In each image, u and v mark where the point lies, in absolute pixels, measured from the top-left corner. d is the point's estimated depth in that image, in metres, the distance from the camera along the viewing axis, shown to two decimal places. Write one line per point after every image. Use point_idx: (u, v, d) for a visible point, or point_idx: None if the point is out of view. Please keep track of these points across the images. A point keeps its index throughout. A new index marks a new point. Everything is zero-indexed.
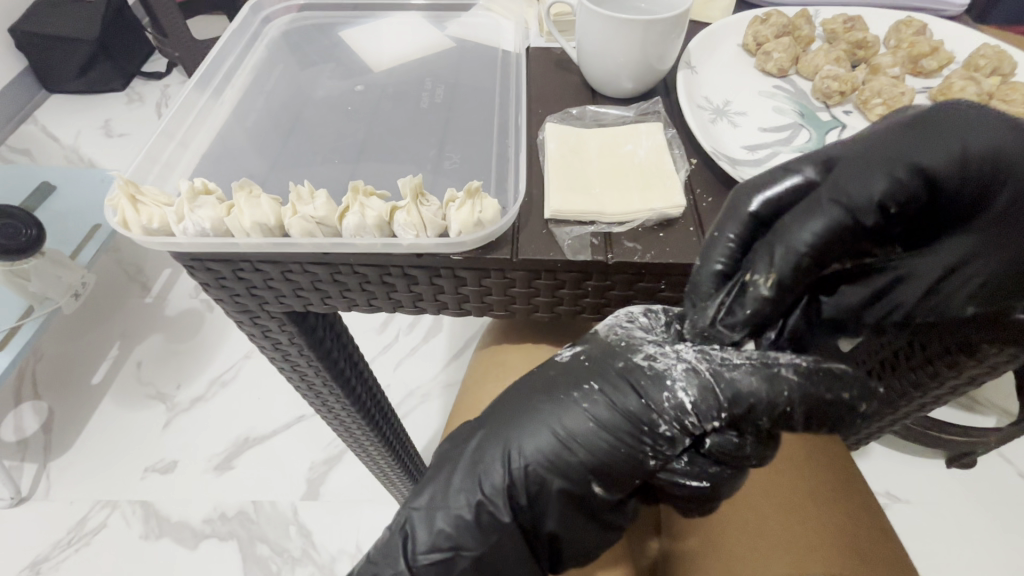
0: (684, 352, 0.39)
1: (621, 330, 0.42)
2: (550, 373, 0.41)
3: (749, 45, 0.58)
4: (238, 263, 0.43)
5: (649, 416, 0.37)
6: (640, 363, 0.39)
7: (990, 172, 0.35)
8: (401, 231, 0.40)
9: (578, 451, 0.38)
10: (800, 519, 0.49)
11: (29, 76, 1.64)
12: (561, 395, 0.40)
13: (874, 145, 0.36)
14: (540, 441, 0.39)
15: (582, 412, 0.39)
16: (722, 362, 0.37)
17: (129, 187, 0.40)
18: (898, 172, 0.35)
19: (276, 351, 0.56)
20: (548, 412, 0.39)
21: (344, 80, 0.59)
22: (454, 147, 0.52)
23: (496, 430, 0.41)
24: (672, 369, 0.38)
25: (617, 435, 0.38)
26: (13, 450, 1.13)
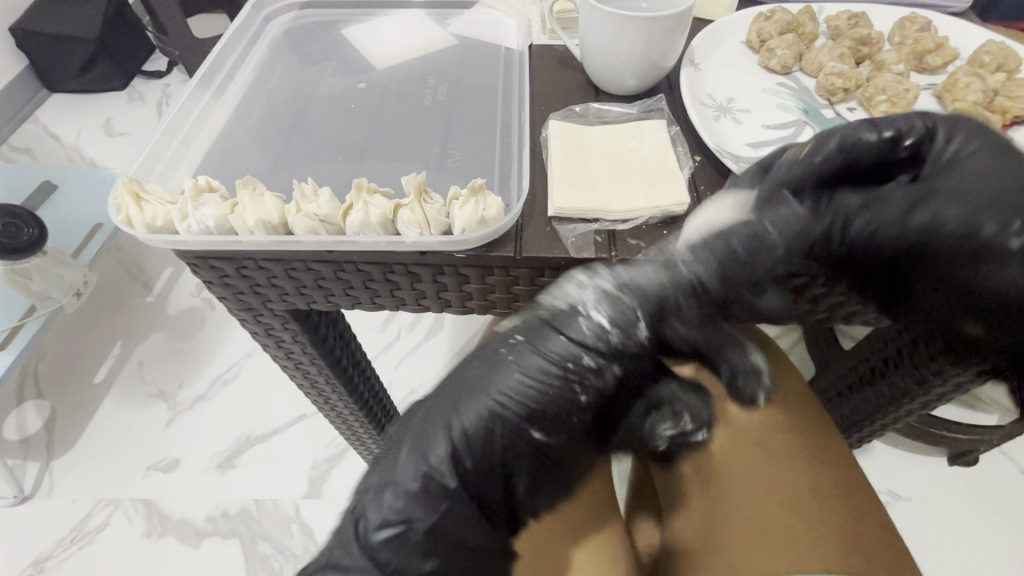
0: (588, 286, 0.41)
1: (542, 280, 0.43)
2: (481, 349, 0.44)
3: (753, 41, 0.58)
4: (242, 261, 0.43)
5: (572, 338, 0.40)
6: (557, 311, 0.41)
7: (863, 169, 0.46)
8: (404, 229, 0.40)
9: (526, 394, 0.40)
10: (798, 512, 0.50)
11: (29, 75, 1.64)
12: (491, 361, 0.42)
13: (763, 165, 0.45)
14: (488, 398, 0.41)
15: (518, 368, 0.41)
16: (618, 281, 0.41)
17: (132, 185, 0.40)
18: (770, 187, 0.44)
19: (278, 349, 0.56)
20: (480, 379, 0.42)
21: (346, 78, 0.59)
22: (456, 145, 0.51)
23: (447, 414, 0.42)
24: (581, 306, 0.40)
25: (552, 381, 0.40)
26: (16, 449, 1.14)
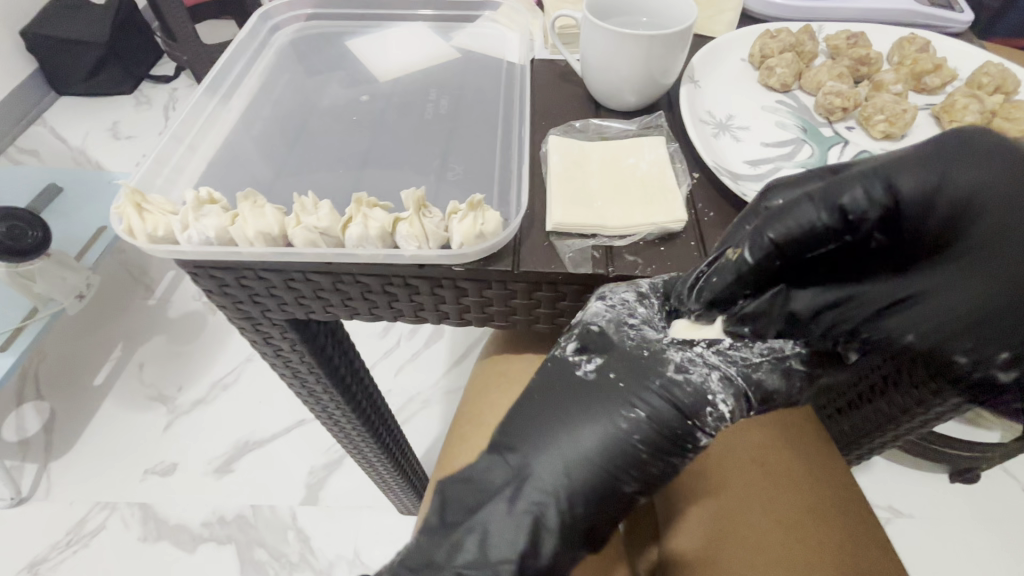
0: (709, 358, 0.40)
1: (633, 331, 0.41)
2: (568, 387, 0.40)
3: (754, 57, 0.58)
4: (242, 270, 0.43)
5: (698, 410, 0.38)
6: (674, 377, 0.39)
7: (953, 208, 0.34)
8: (403, 242, 0.40)
9: (635, 440, 0.37)
10: (800, 537, 0.49)
11: (39, 78, 1.66)
12: (585, 414, 0.39)
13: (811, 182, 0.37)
14: (581, 443, 0.38)
15: (619, 413, 0.38)
16: (748, 366, 0.40)
17: (135, 195, 0.40)
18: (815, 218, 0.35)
19: (277, 358, 0.56)
20: (575, 432, 0.38)
21: (350, 90, 0.59)
22: (457, 158, 0.52)
23: (545, 465, 0.38)
24: (708, 381, 0.39)
25: (664, 443, 0.38)
26: (14, 450, 1.14)
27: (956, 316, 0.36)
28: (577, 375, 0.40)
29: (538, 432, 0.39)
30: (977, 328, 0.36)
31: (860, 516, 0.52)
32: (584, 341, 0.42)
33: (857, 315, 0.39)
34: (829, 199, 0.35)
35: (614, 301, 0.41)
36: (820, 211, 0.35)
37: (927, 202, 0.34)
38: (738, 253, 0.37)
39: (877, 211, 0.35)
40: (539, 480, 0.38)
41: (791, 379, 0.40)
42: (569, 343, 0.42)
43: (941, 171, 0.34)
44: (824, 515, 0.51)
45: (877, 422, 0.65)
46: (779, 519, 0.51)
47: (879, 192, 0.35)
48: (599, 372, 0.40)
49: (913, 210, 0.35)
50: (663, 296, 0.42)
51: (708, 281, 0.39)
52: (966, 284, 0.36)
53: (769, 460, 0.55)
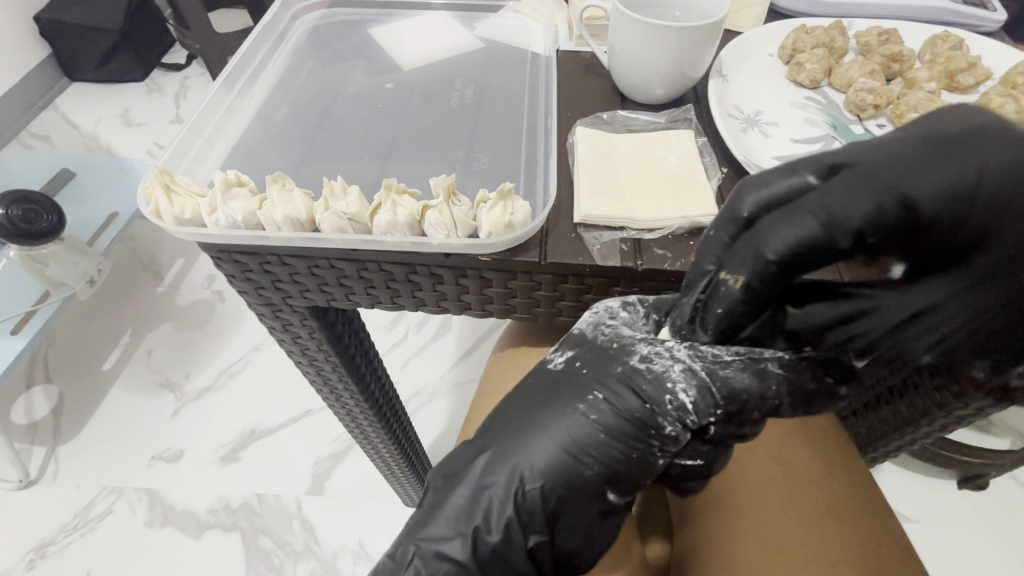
0: (677, 351, 0.38)
1: (609, 330, 0.41)
2: (542, 380, 0.41)
3: (784, 52, 0.57)
4: (266, 256, 0.43)
5: (656, 398, 0.38)
6: (637, 366, 0.39)
7: (987, 216, 0.30)
8: (431, 230, 0.40)
9: (592, 424, 0.39)
10: (819, 534, 0.49)
11: (51, 63, 1.67)
12: (552, 403, 0.40)
13: (863, 166, 0.31)
14: (539, 427, 0.39)
15: (580, 400, 0.39)
16: (716, 361, 0.38)
17: (162, 176, 0.39)
18: (813, 227, 0.31)
19: (294, 345, 0.56)
20: (540, 418, 0.40)
21: (373, 78, 0.59)
22: (483, 148, 0.51)
23: (504, 443, 0.40)
24: (670, 371, 0.38)
25: (623, 430, 0.38)
26: (23, 433, 1.14)
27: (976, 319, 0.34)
28: (548, 367, 0.42)
29: (509, 422, 0.41)
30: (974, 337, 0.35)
31: (881, 516, 0.52)
32: (563, 340, 0.43)
33: (869, 329, 0.37)
34: (834, 216, 0.31)
35: (597, 312, 0.42)
36: (823, 228, 0.31)
37: (951, 204, 0.30)
38: (738, 280, 0.34)
39: (903, 229, 0.31)
40: (500, 458, 0.40)
41: (770, 380, 0.38)
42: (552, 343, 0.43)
43: (970, 166, 0.30)
44: (843, 515, 0.51)
45: (895, 426, 0.65)
46: (798, 515, 0.51)
47: (893, 202, 0.30)
48: (568, 363, 0.41)
49: (936, 215, 0.30)
50: (646, 298, 0.42)
51: (707, 313, 0.37)
52: (983, 293, 0.33)
53: (791, 459, 0.55)
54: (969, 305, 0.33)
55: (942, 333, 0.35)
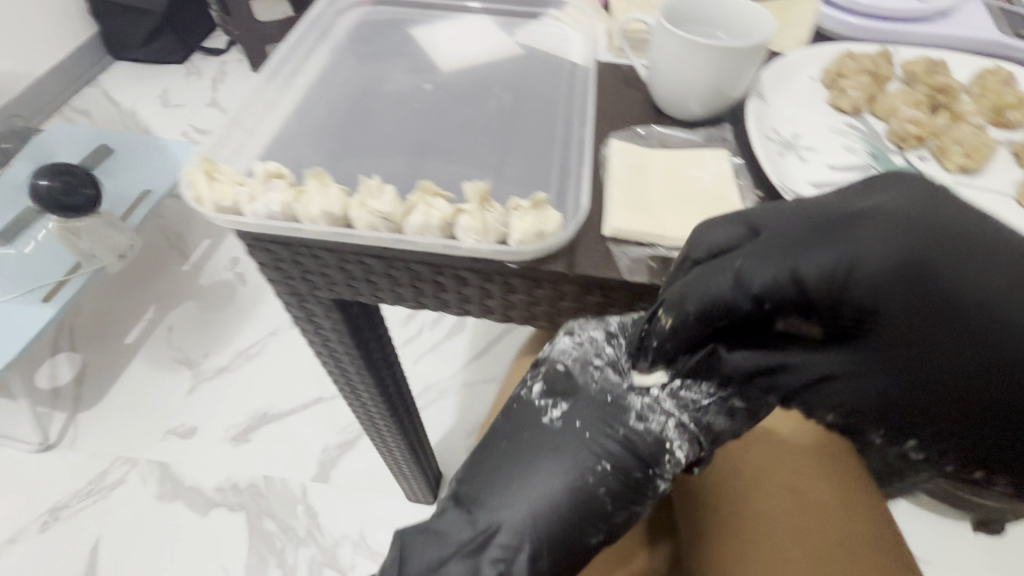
0: (665, 404, 0.41)
1: (597, 373, 0.43)
2: (541, 439, 0.43)
3: (827, 76, 0.56)
4: (298, 248, 0.45)
5: (656, 456, 0.41)
6: (635, 427, 0.41)
7: (870, 302, 0.28)
8: (462, 234, 0.40)
9: (596, 490, 0.40)
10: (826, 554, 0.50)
11: (96, 42, 1.72)
12: (558, 469, 0.41)
13: (776, 236, 0.32)
14: (540, 493, 0.41)
15: (583, 464, 0.41)
16: (698, 410, 0.41)
17: (207, 164, 0.40)
18: (722, 291, 0.33)
19: (316, 335, 0.58)
20: (546, 488, 0.41)
21: (410, 79, 0.59)
22: (516, 154, 0.51)
23: (512, 517, 0.41)
24: (665, 429, 0.41)
25: (623, 491, 0.41)
26: (46, 398, 1.18)
27: (883, 404, 0.31)
28: (542, 421, 0.43)
29: (513, 490, 0.42)
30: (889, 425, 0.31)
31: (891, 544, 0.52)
32: (551, 384, 0.44)
33: (787, 395, 0.34)
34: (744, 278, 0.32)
35: (582, 338, 0.44)
36: (731, 289, 0.33)
37: (836, 287, 0.28)
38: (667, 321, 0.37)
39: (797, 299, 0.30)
40: (504, 535, 0.41)
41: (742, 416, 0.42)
42: (537, 386, 0.45)
43: (862, 244, 0.28)
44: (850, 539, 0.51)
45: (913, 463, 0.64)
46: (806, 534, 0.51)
47: (783, 272, 0.30)
48: (563, 420, 0.43)
49: (822, 293, 0.29)
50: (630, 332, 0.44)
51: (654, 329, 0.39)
52: (891, 375, 0.30)
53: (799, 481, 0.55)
54: (878, 387, 0.30)
55: (859, 412, 0.31)
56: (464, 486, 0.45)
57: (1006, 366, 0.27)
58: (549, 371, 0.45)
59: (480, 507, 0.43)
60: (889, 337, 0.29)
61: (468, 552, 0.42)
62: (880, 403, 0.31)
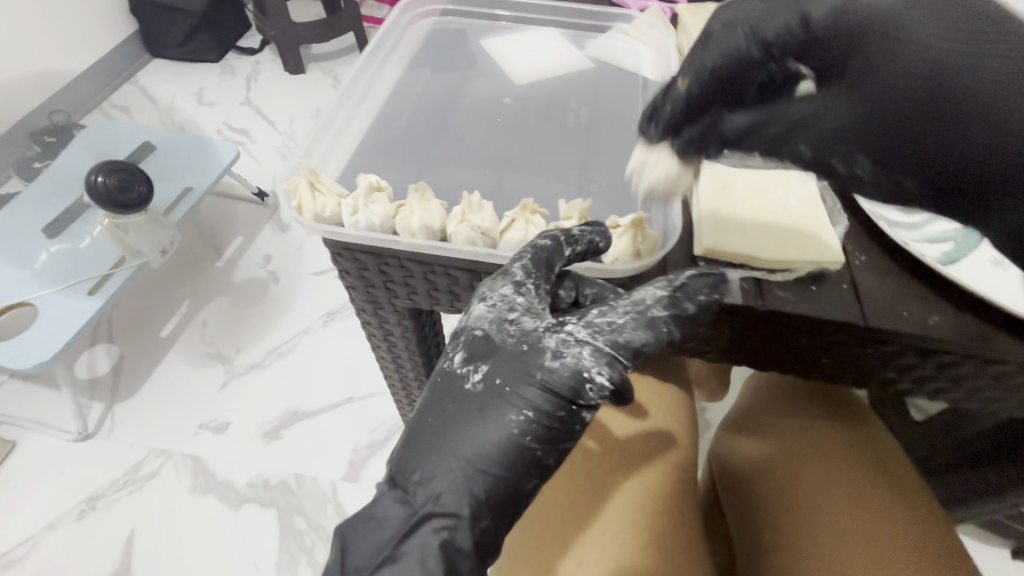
0: (579, 335, 0.39)
1: (513, 329, 0.39)
2: (459, 400, 0.39)
3: None
4: (386, 258, 0.45)
5: (578, 389, 0.38)
6: (550, 365, 0.38)
7: (849, 38, 0.35)
8: (559, 250, 0.43)
9: (526, 440, 0.37)
10: (859, 521, 0.58)
11: (136, 40, 1.76)
12: (480, 425, 0.37)
13: (777, 1, 0.38)
14: (472, 455, 0.37)
15: (507, 416, 0.37)
16: (614, 334, 0.39)
17: (310, 174, 0.41)
18: (728, 52, 0.38)
19: (383, 341, 0.58)
20: (469, 448, 0.37)
21: (489, 91, 0.60)
22: (598, 170, 0.52)
23: (443, 488, 0.37)
24: (581, 359, 0.38)
25: (551, 434, 0.38)
26: (84, 388, 1.21)
27: (858, 128, 0.36)
28: (464, 387, 0.39)
29: (439, 458, 0.38)
30: (870, 144, 0.36)
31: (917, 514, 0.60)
32: (469, 348, 0.40)
33: (777, 147, 0.39)
34: (756, 33, 0.37)
35: (494, 299, 0.40)
36: (741, 43, 0.38)
37: (829, 23, 0.35)
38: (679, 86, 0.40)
39: (783, 38, 0.37)
40: (445, 506, 0.37)
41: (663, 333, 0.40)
42: (456, 354, 0.40)
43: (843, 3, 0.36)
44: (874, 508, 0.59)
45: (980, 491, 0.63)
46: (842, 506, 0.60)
47: (789, 19, 0.37)
48: (485, 380, 0.39)
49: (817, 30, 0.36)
50: (541, 278, 0.40)
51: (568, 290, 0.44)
52: (869, 102, 0.35)
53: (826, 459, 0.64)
54: (852, 114, 0.36)
55: (836, 142, 0.37)
56: (392, 471, 0.39)
57: (955, 90, 0.33)
58: (467, 337, 0.40)
59: (413, 489, 0.37)
60: (866, 68, 0.35)
61: (406, 534, 0.36)
62: (860, 134, 0.36)
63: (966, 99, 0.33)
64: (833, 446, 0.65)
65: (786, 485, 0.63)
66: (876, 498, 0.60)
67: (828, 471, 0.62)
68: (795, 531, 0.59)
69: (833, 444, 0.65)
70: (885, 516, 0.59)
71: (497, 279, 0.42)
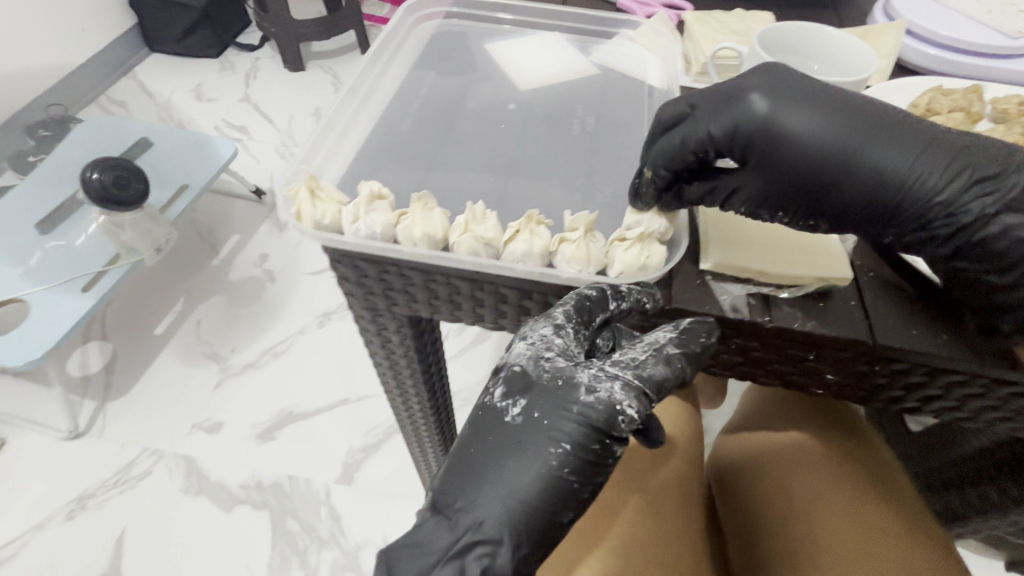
0: (609, 370, 0.40)
1: (549, 364, 0.40)
2: (498, 435, 0.39)
3: (916, 110, 0.54)
4: (387, 266, 0.44)
5: (612, 423, 0.38)
6: (585, 400, 0.38)
7: (762, 136, 0.40)
8: (563, 263, 0.41)
9: (561, 473, 0.37)
10: (858, 528, 0.58)
11: (134, 34, 1.74)
12: (519, 461, 0.38)
13: (692, 109, 0.42)
14: (514, 487, 0.37)
15: (546, 451, 0.38)
16: (638, 366, 0.40)
17: (311, 181, 0.40)
18: (669, 154, 0.41)
19: (381, 349, 0.57)
20: (510, 483, 0.37)
21: (494, 96, 0.59)
22: (603, 179, 0.51)
23: (484, 521, 0.37)
24: (613, 393, 0.39)
25: (586, 467, 0.38)
26: (76, 386, 1.19)
27: (812, 204, 0.41)
28: (503, 421, 0.39)
29: (479, 492, 0.38)
30: (825, 216, 0.41)
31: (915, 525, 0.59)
32: (507, 383, 0.40)
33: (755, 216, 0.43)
34: (685, 134, 0.41)
35: (534, 339, 0.41)
36: (679, 150, 0.41)
37: (740, 131, 0.40)
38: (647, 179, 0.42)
39: (691, 143, 0.41)
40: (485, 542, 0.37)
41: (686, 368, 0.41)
42: (495, 389, 0.40)
43: (739, 112, 0.40)
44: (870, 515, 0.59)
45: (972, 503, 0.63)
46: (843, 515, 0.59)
47: (702, 131, 0.41)
48: (523, 415, 0.39)
49: (733, 136, 0.41)
50: (579, 322, 0.40)
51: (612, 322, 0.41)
52: (808, 184, 0.40)
53: (821, 463, 0.64)
54: (797, 198, 0.41)
55: (800, 215, 0.42)
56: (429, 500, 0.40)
57: (864, 172, 0.39)
58: (507, 372, 0.41)
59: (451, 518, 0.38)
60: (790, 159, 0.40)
61: (451, 560, 0.37)
62: (812, 209, 0.41)
63: (873, 176, 0.39)
64: (827, 453, 0.65)
65: (786, 491, 0.62)
66: (874, 510, 0.59)
67: (826, 478, 0.62)
68: (791, 535, 0.59)
69: (828, 451, 0.65)
70: (882, 525, 0.58)
71: (538, 320, 0.42)
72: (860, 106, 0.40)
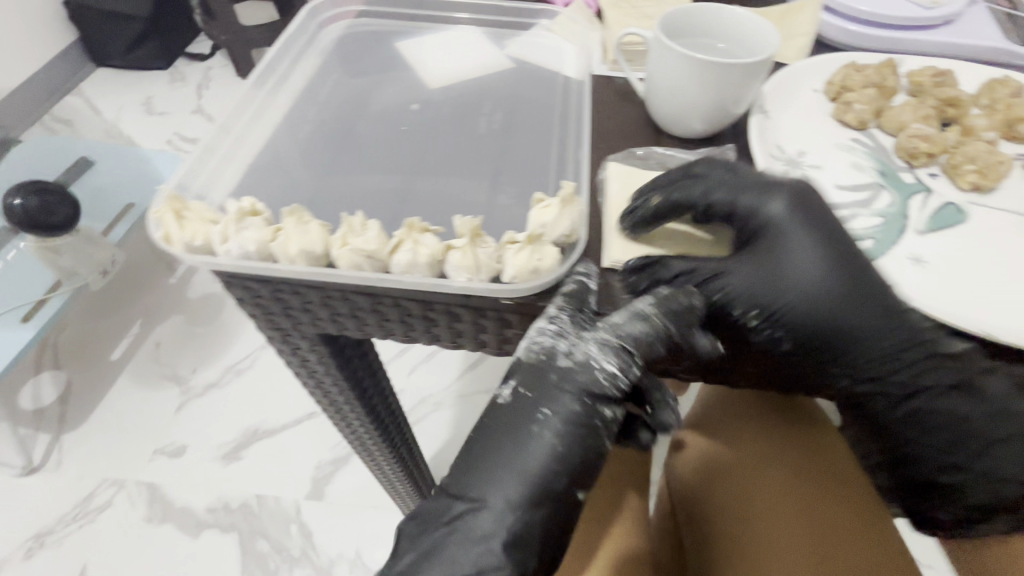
0: (589, 335, 0.39)
1: (534, 345, 0.40)
2: (496, 417, 0.41)
3: (831, 88, 0.54)
4: (279, 285, 0.42)
5: (593, 383, 0.39)
6: (566, 368, 0.39)
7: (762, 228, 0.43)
8: (452, 272, 0.39)
9: (555, 446, 0.39)
10: (811, 514, 0.58)
11: (77, 49, 1.67)
12: (516, 440, 0.39)
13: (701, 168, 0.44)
14: (518, 464, 0.39)
15: (536, 431, 0.39)
16: (617, 329, 0.39)
17: (175, 202, 0.38)
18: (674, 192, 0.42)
19: (302, 368, 0.55)
20: (508, 460, 0.39)
21: (406, 96, 0.56)
22: (509, 180, 0.49)
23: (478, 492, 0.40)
24: (591, 355, 0.39)
25: (579, 436, 0.39)
26: (29, 419, 1.14)
27: (788, 314, 0.41)
28: (498, 403, 0.41)
29: (481, 472, 0.40)
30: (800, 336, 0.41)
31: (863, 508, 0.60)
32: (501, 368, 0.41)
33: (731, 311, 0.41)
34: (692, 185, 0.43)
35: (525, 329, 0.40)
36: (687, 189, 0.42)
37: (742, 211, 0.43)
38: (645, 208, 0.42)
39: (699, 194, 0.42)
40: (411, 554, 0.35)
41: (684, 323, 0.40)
42: None
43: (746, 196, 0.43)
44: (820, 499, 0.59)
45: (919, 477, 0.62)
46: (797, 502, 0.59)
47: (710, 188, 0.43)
48: (514, 394, 0.40)
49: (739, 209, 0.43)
50: (569, 306, 0.39)
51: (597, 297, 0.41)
52: (790, 301, 0.41)
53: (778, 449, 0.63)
54: (775, 308, 0.41)
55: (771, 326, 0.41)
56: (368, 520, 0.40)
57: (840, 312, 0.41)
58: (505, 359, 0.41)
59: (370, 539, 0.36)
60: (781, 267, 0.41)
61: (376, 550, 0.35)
62: (785, 322, 0.41)
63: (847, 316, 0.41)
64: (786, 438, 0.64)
65: (743, 481, 0.62)
66: (823, 494, 0.60)
67: (776, 465, 0.62)
68: (748, 528, 0.59)
69: (785, 435, 0.64)
70: (832, 511, 0.59)
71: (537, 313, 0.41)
72: (865, 272, 0.42)
